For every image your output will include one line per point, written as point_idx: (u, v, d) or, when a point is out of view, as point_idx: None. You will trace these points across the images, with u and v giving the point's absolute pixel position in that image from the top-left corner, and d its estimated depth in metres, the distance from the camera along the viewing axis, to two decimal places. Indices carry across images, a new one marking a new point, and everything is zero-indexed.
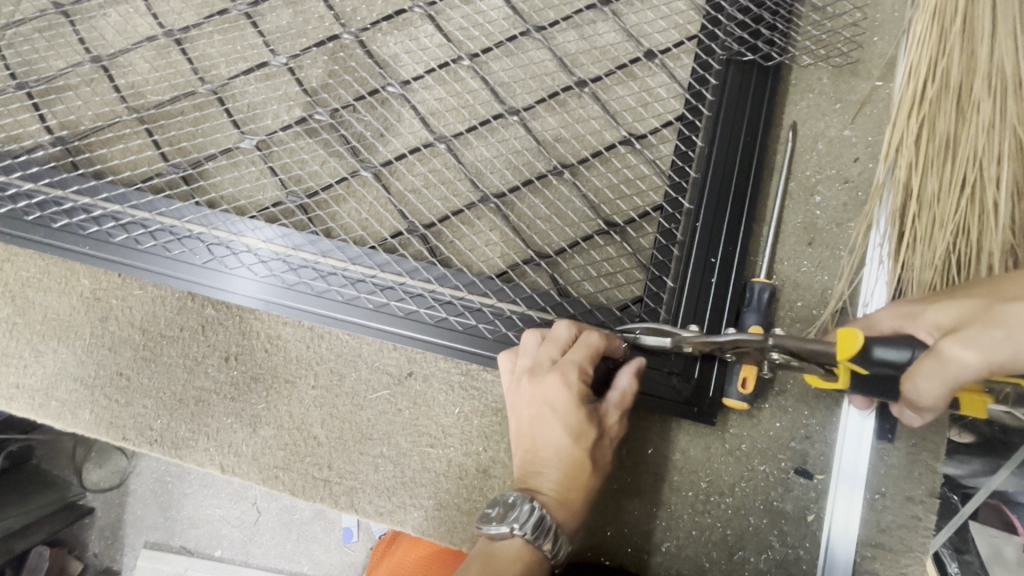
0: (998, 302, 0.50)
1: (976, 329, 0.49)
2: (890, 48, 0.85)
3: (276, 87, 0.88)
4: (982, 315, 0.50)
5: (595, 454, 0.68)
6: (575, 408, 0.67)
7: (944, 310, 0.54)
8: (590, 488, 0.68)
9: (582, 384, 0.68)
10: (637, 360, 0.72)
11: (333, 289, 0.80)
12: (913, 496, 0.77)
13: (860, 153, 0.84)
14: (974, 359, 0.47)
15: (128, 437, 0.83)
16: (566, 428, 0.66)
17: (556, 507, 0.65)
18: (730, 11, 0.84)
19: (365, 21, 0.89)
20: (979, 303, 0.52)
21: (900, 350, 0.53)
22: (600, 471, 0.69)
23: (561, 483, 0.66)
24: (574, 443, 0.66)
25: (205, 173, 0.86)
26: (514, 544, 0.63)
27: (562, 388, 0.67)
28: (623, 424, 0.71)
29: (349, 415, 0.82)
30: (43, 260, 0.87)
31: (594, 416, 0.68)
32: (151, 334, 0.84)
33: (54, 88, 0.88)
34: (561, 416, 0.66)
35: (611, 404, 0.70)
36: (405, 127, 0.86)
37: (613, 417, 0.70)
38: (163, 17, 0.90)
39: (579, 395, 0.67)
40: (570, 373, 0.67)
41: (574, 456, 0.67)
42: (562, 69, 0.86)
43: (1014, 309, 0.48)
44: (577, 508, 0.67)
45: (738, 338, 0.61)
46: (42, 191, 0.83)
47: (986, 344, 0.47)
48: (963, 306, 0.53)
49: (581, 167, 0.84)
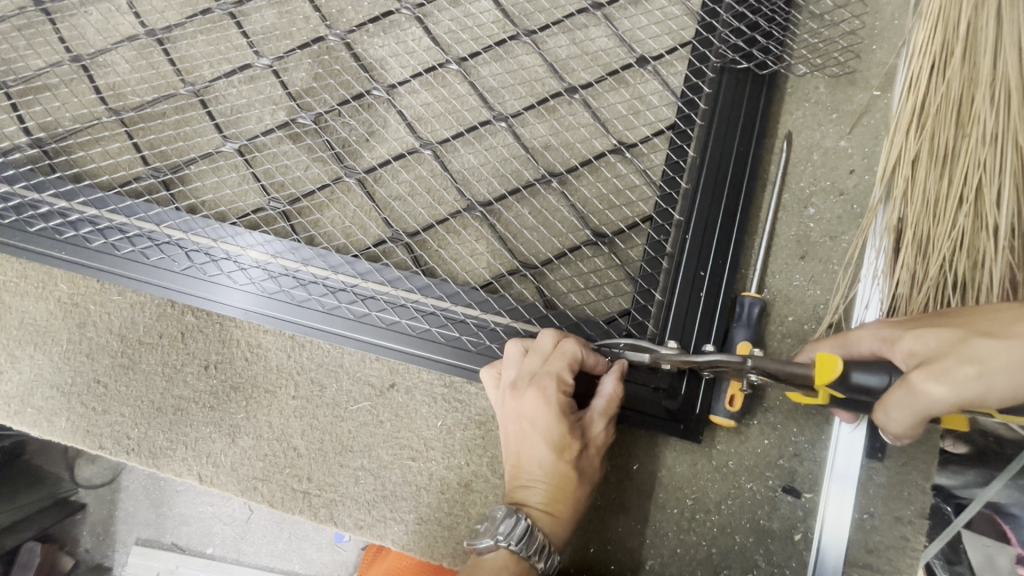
0: (971, 336, 0.49)
1: (948, 363, 0.48)
2: (890, 57, 0.83)
3: (260, 90, 0.86)
4: (954, 349, 0.49)
5: (581, 465, 0.66)
6: (556, 421, 0.65)
7: (920, 337, 0.52)
8: (579, 499, 0.66)
9: (562, 395, 0.67)
10: (620, 364, 0.71)
11: (314, 298, 0.78)
12: (901, 516, 0.76)
13: (856, 165, 0.83)
14: (941, 394, 0.47)
15: (105, 445, 0.82)
16: (548, 442, 0.65)
17: (543, 520, 0.64)
18: (725, 18, 0.81)
19: (352, 22, 0.87)
20: (952, 334, 0.51)
21: (877, 375, 0.52)
22: (589, 481, 0.68)
23: (547, 497, 0.65)
24: (557, 457, 0.65)
25: (185, 178, 0.85)
26: (499, 555, 0.61)
27: (541, 401, 0.66)
28: (612, 432, 0.70)
29: (329, 426, 0.80)
30: (20, 264, 0.85)
31: (576, 428, 0.67)
32: (129, 341, 0.83)
33: (33, 88, 0.86)
34: (542, 429, 0.65)
35: (596, 414, 0.68)
36: (391, 134, 0.85)
37: (599, 427, 0.68)
38: (145, 16, 0.88)
39: (559, 407, 0.66)
40: (548, 385, 0.66)
41: (559, 471, 0.65)
42: (553, 75, 0.84)
43: (985, 346, 0.47)
44: (566, 520, 0.66)
45: (717, 358, 0.59)
46: (17, 194, 0.81)
47: (955, 381, 0.47)
48: (937, 335, 0.52)
49: (570, 176, 0.82)
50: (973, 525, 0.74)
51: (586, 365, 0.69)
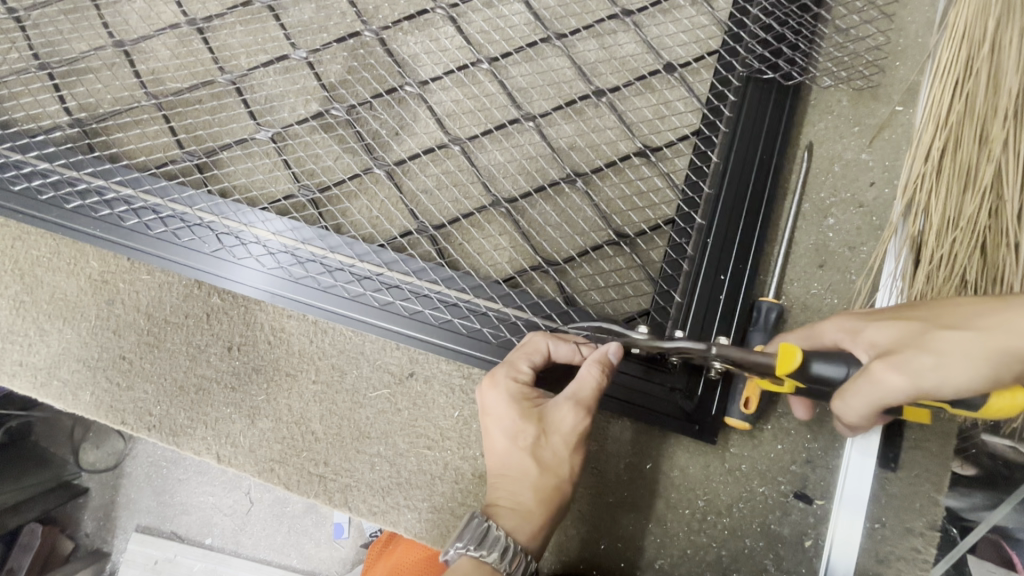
0: (932, 328, 0.52)
1: (908, 354, 0.50)
2: (913, 73, 0.84)
3: (295, 80, 0.88)
4: (916, 340, 0.51)
5: (543, 454, 0.65)
6: (510, 408, 0.66)
7: (883, 329, 0.55)
8: (543, 491, 0.64)
9: (514, 381, 0.68)
10: (599, 353, 0.68)
11: (339, 285, 0.80)
12: (913, 528, 0.77)
13: (876, 177, 0.84)
14: (900, 384, 0.49)
15: (126, 421, 0.83)
16: (503, 430, 0.66)
17: (504, 513, 0.63)
18: (752, 28, 0.83)
19: (387, 19, 0.89)
20: (913, 326, 0.53)
21: (838, 368, 0.54)
22: (555, 471, 0.65)
23: (508, 490, 0.64)
24: (512, 444, 0.65)
25: (219, 162, 0.87)
26: (464, 564, 0.59)
27: (495, 390, 0.68)
28: (581, 421, 0.66)
29: (348, 412, 0.81)
30: (54, 240, 0.87)
31: (534, 414, 0.66)
32: (155, 319, 0.84)
33: (76, 70, 0.89)
34: (495, 418, 0.66)
35: (560, 401, 0.66)
36: (420, 127, 0.87)
37: (564, 414, 0.66)
38: (187, 6, 0.90)
39: (510, 393, 0.67)
40: (500, 373, 0.69)
41: (517, 460, 0.65)
42: (581, 77, 0.86)
43: (944, 338, 0.50)
44: (531, 514, 0.63)
45: (683, 346, 0.63)
46: (56, 171, 0.83)
47: (914, 371, 0.49)
48: (901, 328, 0.54)
49: (595, 176, 0.84)
50: (977, 551, 0.71)
51: (546, 352, 0.70)
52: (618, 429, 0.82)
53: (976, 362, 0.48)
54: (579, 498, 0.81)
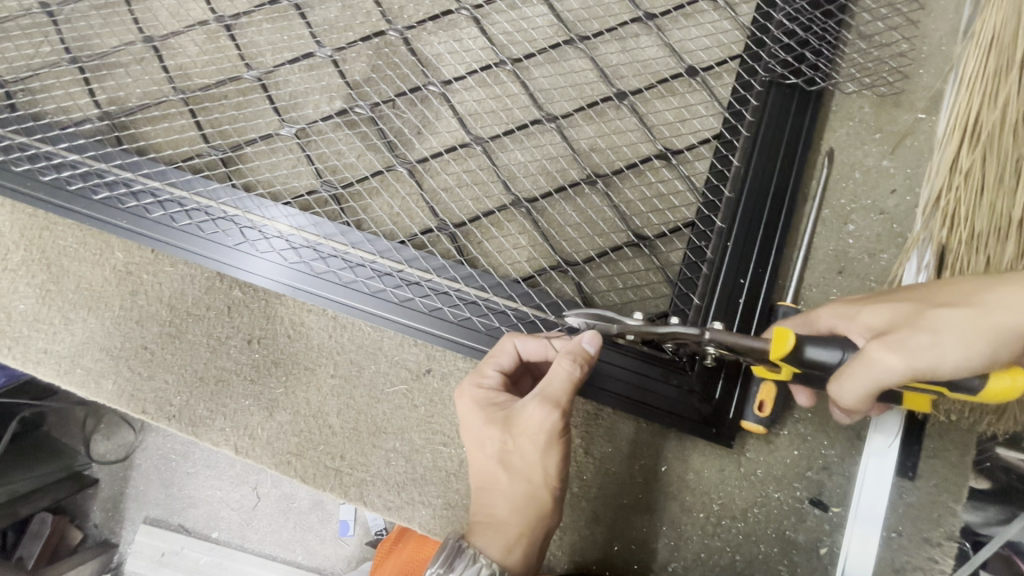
0: (927, 308, 0.53)
1: (904, 334, 0.51)
2: (936, 81, 0.84)
3: (320, 78, 0.89)
4: (912, 320, 0.53)
5: (511, 461, 0.64)
6: (477, 416, 0.67)
7: (879, 312, 0.56)
8: (516, 497, 0.64)
9: (481, 388, 0.69)
10: (570, 346, 0.66)
11: (360, 280, 0.80)
12: (931, 538, 0.76)
13: (898, 185, 0.84)
14: (895, 363, 0.50)
15: (147, 410, 0.84)
16: (474, 438, 0.67)
17: (482, 527, 0.64)
18: (775, 34, 0.83)
19: (411, 19, 0.90)
20: (908, 308, 0.55)
21: (831, 351, 0.55)
22: (526, 477, 0.64)
23: (486, 499, 0.66)
24: (481, 453, 0.66)
25: (244, 157, 0.88)
26: None
27: (464, 398, 0.69)
28: (549, 420, 0.62)
29: (365, 407, 0.82)
30: (81, 231, 0.89)
31: (498, 419, 0.65)
32: (177, 311, 0.86)
33: (106, 64, 0.91)
34: (464, 428, 0.67)
35: (525, 402, 0.65)
36: (442, 126, 0.88)
37: (529, 416, 0.63)
38: (216, 3, 0.92)
39: (477, 400, 0.68)
40: (469, 381, 0.70)
41: (489, 469, 0.65)
42: (603, 79, 0.86)
43: (940, 317, 0.51)
44: (507, 525, 0.64)
45: (675, 330, 0.63)
46: (86, 162, 0.85)
47: (908, 350, 0.50)
48: (896, 309, 0.55)
49: (615, 177, 0.84)
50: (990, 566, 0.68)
51: (514, 353, 0.71)
52: (634, 431, 0.82)
53: (972, 339, 0.49)
54: (592, 499, 0.81)
